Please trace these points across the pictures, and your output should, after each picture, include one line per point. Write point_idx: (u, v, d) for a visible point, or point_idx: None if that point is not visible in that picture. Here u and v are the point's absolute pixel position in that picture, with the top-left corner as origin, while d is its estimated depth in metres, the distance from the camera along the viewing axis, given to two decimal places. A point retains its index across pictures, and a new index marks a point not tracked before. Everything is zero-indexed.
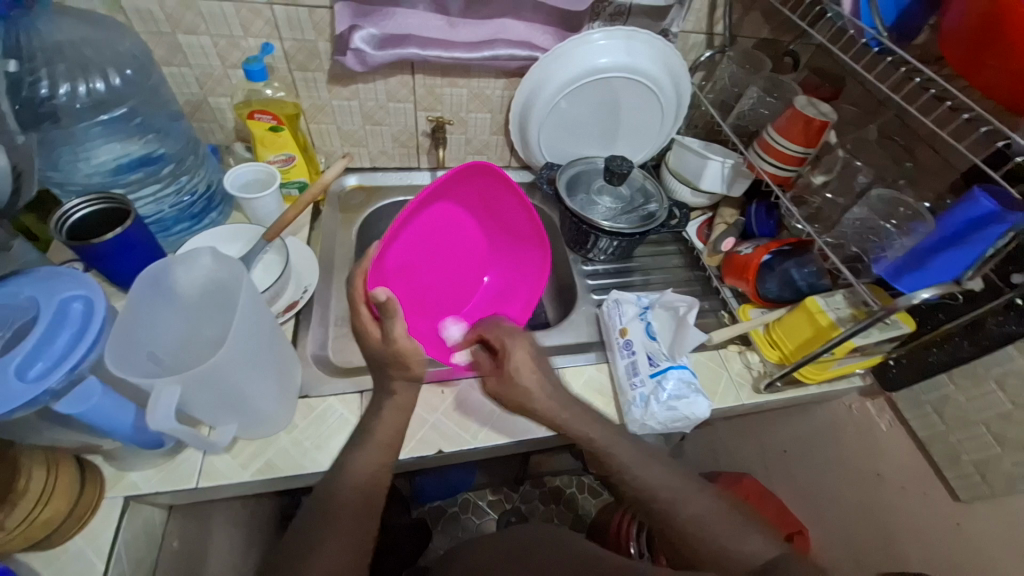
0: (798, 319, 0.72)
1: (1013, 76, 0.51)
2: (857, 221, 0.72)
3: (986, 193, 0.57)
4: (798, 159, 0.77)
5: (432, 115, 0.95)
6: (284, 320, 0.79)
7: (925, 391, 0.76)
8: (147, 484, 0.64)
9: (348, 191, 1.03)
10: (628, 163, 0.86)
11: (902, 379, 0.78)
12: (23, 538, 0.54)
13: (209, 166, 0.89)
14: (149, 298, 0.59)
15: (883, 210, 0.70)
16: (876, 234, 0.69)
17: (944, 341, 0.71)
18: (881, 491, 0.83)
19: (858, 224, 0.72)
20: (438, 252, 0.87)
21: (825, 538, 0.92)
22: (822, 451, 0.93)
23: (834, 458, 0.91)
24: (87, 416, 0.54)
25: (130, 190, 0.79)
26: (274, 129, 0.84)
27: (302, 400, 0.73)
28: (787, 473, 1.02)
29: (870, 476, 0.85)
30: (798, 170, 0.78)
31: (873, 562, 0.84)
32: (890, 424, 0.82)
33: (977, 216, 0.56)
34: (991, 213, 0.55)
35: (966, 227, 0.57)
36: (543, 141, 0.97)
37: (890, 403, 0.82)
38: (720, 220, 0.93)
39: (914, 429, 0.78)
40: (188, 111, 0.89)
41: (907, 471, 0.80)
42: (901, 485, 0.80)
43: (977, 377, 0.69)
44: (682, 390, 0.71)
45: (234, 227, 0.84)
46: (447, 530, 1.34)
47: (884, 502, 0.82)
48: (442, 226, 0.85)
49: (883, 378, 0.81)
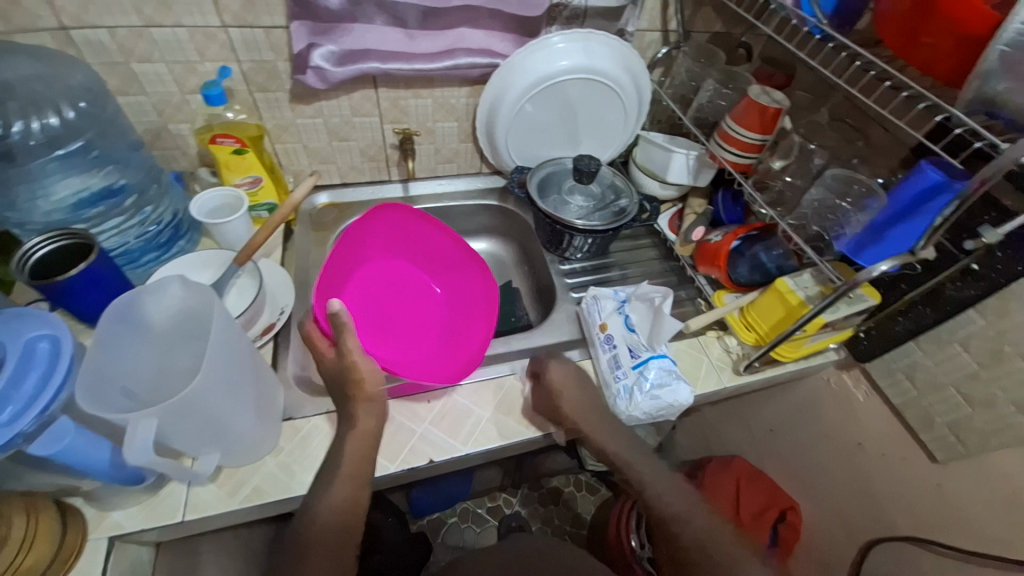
0: (771, 301, 0.74)
1: (949, 51, 0.54)
2: (816, 202, 0.74)
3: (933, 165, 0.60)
4: (756, 146, 0.79)
5: (398, 127, 0.96)
6: (262, 344, 0.78)
7: (895, 359, 0.79)
8: (132, 523, 0.62)
9: (320, 209, 1.02)
10: (596, 162, 0.88)
11: (873, 350, 0.81)
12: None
13: (174, 195, 0.88)
14: (117, 333, 0.58)
15: (838, 189, 0.72)
16: (833, 213, 0.72)
17: (908, 310, 0.74)
18: (864, 460, 0.85)
19: (817, 205, 0.74)
20: (399, 292, 0.93)
21: (817, 510, 0.95)
22: (806, 426, 0.96)
23: (818, 432, 0.94)
24: (62, 457, 0.52)
25: (92, 225, 0.77)
26: (239, 152, 0.83)
27: (286, 423, 0.72)
28: (775, 451, 1.04)
29: (852, 446, 0.88)
30: (758, 157, 0.81)
31: (864, 530, 0.86)
32: (866, 394, 0.85)
33: (927, 187, 0.59)
34: (940, 183, 0.58)
35: (918, 199, 0.60)
36: (512, 145, 0.98)
37: (865, 374, 0.85)
38: (690, 211, 0.96)
39: (889, 396, 0.81)
40: (148, 140, 0.88)
41: (886, 438, 0.83)
42: (882, 452, 0.83)
43: (942, 342, 0.72)
44: (664, 378, 0.72)
45: (203, 254, 0.83)
46: (448, 542, 1.33)
47: (868, 470, 0.85)
48: (391, 279, 0.93)
49: (855, 350, 0.84)
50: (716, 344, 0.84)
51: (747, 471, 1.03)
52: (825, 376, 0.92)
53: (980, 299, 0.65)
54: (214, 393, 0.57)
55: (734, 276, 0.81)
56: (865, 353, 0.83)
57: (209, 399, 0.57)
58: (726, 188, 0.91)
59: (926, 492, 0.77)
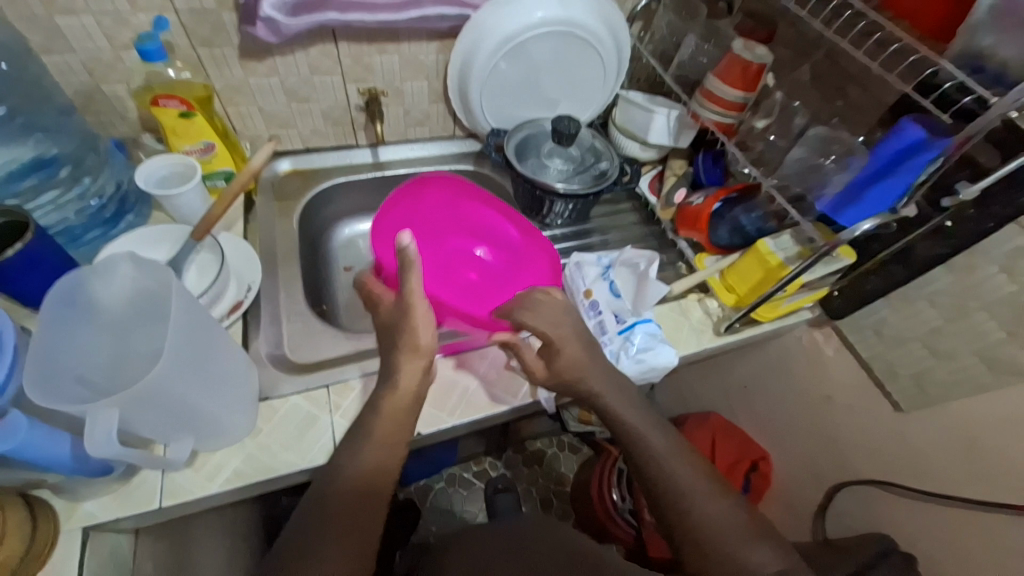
0: (750, 263, 0.74)
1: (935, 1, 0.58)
2: (798, 161, 0.73)
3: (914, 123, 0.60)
4: (739, 105, 0.78)
5: (363, 86, 0.89)
6: (229, 322, 0.75)
7: (864, 316, 0.81)
8: (106, 512, 0.59)
9: (282, 178, 0.96)
10: (575, 124, 0.84)
11: (845, 308, 0.83)
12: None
13: (116, 165, 0.79)
14: (64, 320, 0.53)
15: (820, 149, 0.72)
16: (816, 172, 0.71)
17: (880, 269, 0.75)
18: (833, 411, 0.89)
19: (799, 164, 0.73)
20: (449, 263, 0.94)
21: (788, 458, 1.00)
22: (779, 382, 0.99)
23: (791, 387, 0.97)
24: (18, 453, 0.48)
25: (24, 199, 0.70)
26: (186, 116, 0.76)
27: (264, 403, 0.69)
28: (749, 406, 1.08)
29: (822, 398, 0.91)
30: (740, 116, 0.80)
31: (830, 475, 0.91)
32: (836, 349, 0.88)
33: (908, 144, 0.59)
34: (920, 141, 0.58)
35: (898, 156, 0.60)
36: (486, 107, 0.93)
37: (836, 331, 0.87)
38: (670, 172, 0.93)
39: (857, 351, 0.84)
40: (80, 103, 0.79)
41: (854, 390, 0.86)
42: (849, 403, 0.87)
43: (909, 298, 0.74)
44: (648, 342, 0.74)
45: (156, 229, 0.76)
46: (436, 507, 1.35)
47: (836, 420, 0.89)
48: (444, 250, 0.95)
49: (828, 308, 0.85)
50: (697, 306, 0.84)
51: (723, 425, 1.11)
52: (797, 334, 0.94)
53: (950, 256, 0.66)
54: (178, 379, 0.54)
55: (715, 240, 0.81)
56: (837, 311, 0.85)
57: (174, 384, 0.53)
58: (707, 149, 0.89)
59: (889, 439, 0.81)
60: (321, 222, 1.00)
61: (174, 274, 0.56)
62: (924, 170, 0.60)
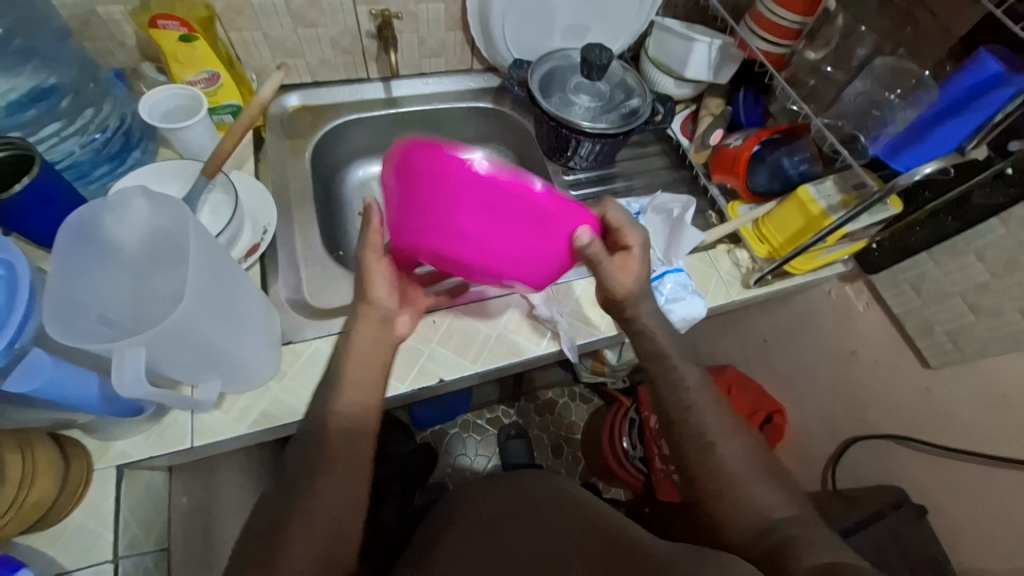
0: (789, 211, 0.70)
1: None
2: (859, 96, 0.67)
3: (990, 55, 0.55)
4: (792, 32, 0.72)
5: (375, 9, 0.81)
6: (248, 266, 0.73)
7: (903, 270, 0.77)
8: (138, 451, 0.61)
9: (291, 114, 0.90)
10: (607, 53, 0.77)
11: (884, 261, 0.78)
12: (17, 522, 0.51)
13: (118, 96, 0.75)
14: (78, 257, 0.51)
15: (888, 80, 0.65)
16: (878, 107, 0.65)
17: (928, 220, 0.70)
18: (856, 367, 0.88)
19: (860, 100, 0.67)
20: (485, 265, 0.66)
21: (805, 412, 1.00)
22: (803, 336, 0.97)
23: (814, 342, 0.95)
24: (43, 393, 0.48)
25: (28, 133, 0.66)
26: (187, 40, 0.71)
27: (287, 347, 0.69)
28: (767, 360, 1.07)
29: (846, 353, 0.89)
30: (793, 46, 0.74)
31: (846, 429, 0.91)
32: (867, 305, 0.85)
33: (983, 80, 0.54)
34: (997, 76, 0.53)
35: (968, 94, 0.55)
36: (508, 35, 0.85)
37: (869, 285, 0.84)
38: (705, 112, 0.86)
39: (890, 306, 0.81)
40: (75, 27, 0.73)
41: (881, 346, 0.84)
42: (874, 360, 0.85)
43: (956, 252, 0.70)
44: (678, 292, 0.72)
45: (165, 165, 0.73)
46: (450, 450, 1.40)
47: (859, 376, 0.88)
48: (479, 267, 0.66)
49: (864, 262, 0.81)
50: (725, 258, 0.79)
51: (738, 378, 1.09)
52: (825, 288, 0.90)
53: (1010, 206, 0.61)
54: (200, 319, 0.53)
55: (750, 186, 0.75)
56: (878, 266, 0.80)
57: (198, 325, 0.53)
58: (750, 87, 0.82)
59: (914, 396, 0.80)
60: (333, 163, 0.96)
61: (192, 210, 0.54)
62: (1002, 108, 0.54)
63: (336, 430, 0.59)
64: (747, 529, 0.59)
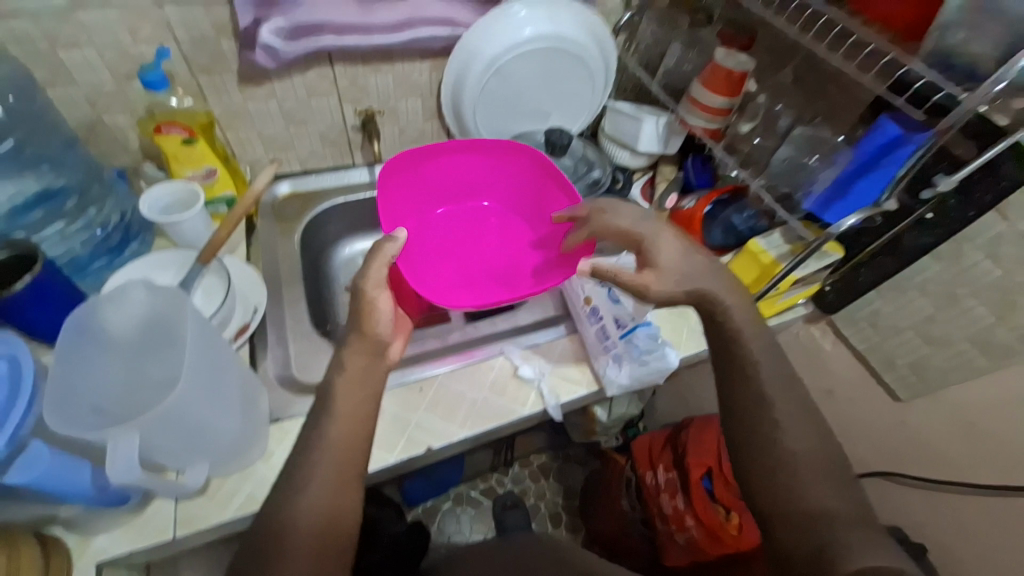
0: (744, 262, 0.77)
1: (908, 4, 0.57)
2: (785, 161, 0.77)
3: (891, 120, 0.62)
4: (724, 110, 0.81)
5: (359, 107, 0.92)
6: (238, 346, 0.75)
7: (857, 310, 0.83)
8: (119, 546, 0.59)
9: (281, 200, 0.97)
10: (567, 134, 0.87)
11: (839, 302, 0.83)
12: None
13: (120, 193, 0.81)
14: (76, 349, 0.54)
15: (806, 148, 0.75)
16: (803, 171, 0.75)
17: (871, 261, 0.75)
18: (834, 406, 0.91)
19: (786, 163, 0.77)
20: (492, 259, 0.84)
21: None
22: None
23: None
24: (41, 484, 0.49)
25: (32, 232, 0.71)
26: (187, 142, 0.78)
27: (274, 425, 0.70)
28: None
29: (821, 393, 0.93)
30: (726, 120, 0.83)
31: None
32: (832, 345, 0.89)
33: (887, 141, 0.61)
34: (898, 136, 0.60)
35: (878, 152, 0.62)
36: (479, 122, 0.96)
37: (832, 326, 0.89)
38: (662, 177, 0.96)
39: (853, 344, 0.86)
40: (84, 135, 0.80)
41: (852, 383, 0.88)
42: (848, 397, 0.88)
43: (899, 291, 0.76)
44: (651, 344, 0.75)
45: (159, 255, 0.78)
46: (444, 527, 1.34)
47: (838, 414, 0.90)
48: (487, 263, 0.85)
49: (822, 302, 0.85)
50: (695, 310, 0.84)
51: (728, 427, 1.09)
52: (794, 330, 0.94)
53: (937, 246, 0.66)
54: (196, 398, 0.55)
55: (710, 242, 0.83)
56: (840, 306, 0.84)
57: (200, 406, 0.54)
58: (695, 154, 0.93)
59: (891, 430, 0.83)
60: (320, 243, 1.01)
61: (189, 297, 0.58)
62: (904, 165, 0.62)
63: (306, 528, 0.52)
64: (796, 535, 0.56)
